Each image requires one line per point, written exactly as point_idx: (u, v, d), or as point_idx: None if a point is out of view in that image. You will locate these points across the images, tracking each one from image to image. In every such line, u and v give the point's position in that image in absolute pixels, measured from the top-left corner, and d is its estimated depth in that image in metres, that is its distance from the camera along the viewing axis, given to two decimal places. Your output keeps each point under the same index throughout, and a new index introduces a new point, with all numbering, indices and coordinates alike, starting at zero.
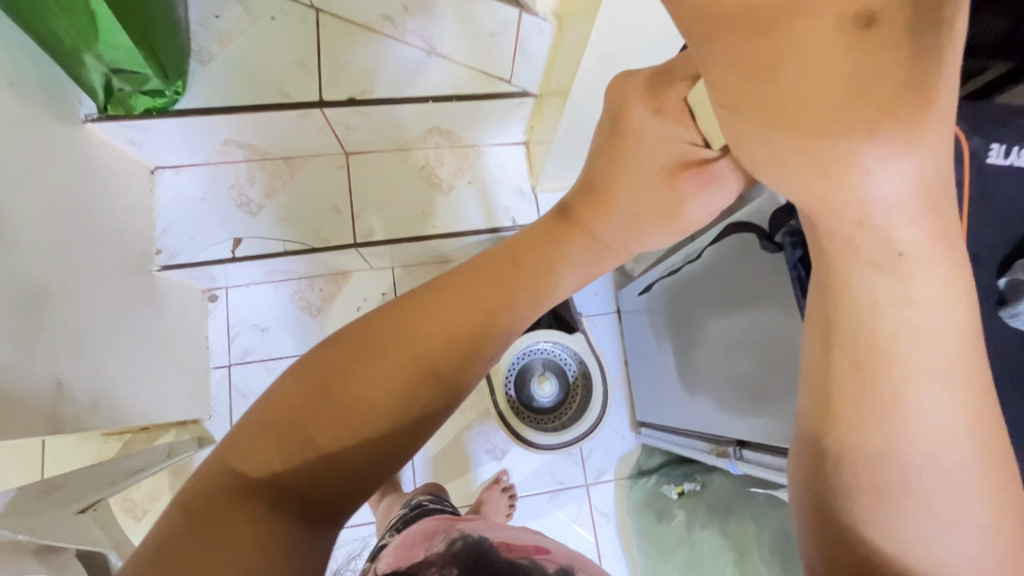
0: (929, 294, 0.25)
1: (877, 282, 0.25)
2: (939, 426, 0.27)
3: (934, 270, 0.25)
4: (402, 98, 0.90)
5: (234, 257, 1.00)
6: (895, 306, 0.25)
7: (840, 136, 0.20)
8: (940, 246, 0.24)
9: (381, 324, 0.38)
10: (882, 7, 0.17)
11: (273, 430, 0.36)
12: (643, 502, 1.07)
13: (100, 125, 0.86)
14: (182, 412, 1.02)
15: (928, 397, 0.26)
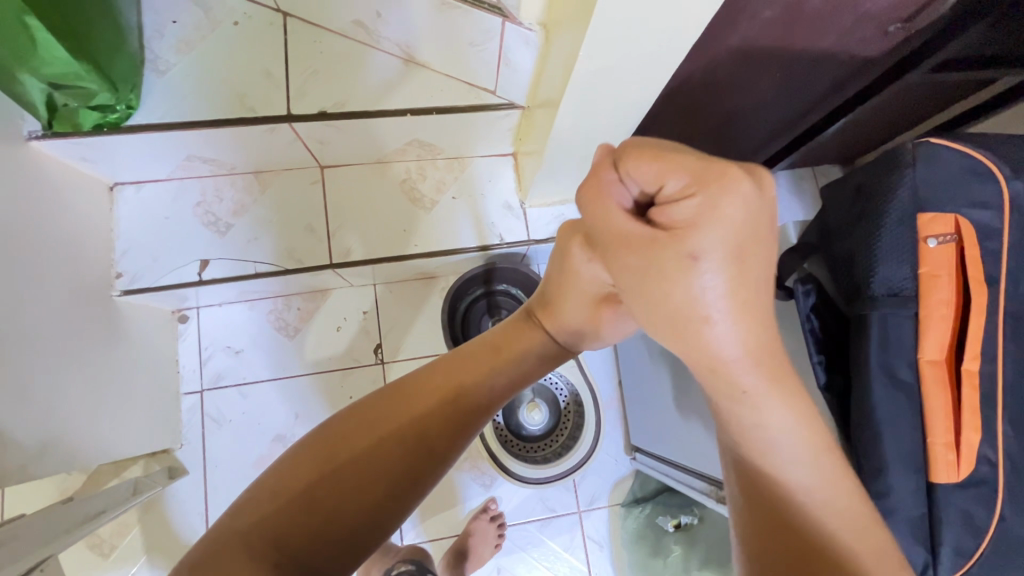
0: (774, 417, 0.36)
1: (738, 409, 0.36)
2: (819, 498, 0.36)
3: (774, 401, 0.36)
4: (379, 112, 0.83)
5: (202, 281, 0.94)
6: (754, 416, 0.36)
7: (690, 319, 0.34)
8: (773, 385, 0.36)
9: (385, 397, 0.44)
10: (704, 254, 0.32)
11: (281, 492, 0.39)
12: (638, 533, 1.02)
13: (47, 142, 0.79)
14: (149, 444, 0.96)
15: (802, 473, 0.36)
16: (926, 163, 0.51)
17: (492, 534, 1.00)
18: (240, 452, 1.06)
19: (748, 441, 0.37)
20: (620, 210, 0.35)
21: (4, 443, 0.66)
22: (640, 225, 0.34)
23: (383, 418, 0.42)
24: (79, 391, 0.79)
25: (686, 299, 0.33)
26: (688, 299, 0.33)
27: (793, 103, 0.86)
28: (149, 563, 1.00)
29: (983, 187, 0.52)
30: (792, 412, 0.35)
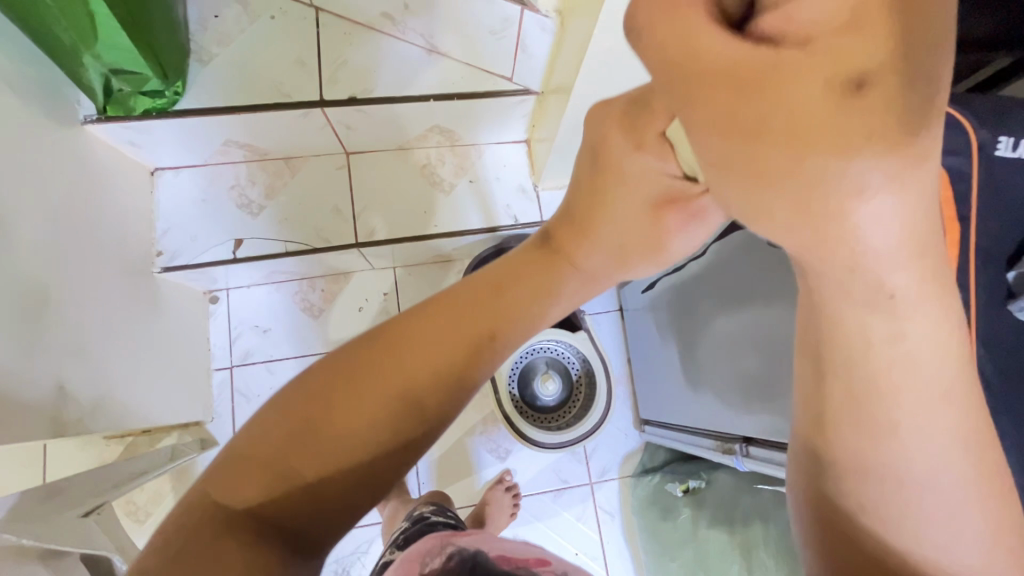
0: (919, 333, 0.25)
1: (871, 323, 0.24)
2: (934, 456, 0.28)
3: (922, 310, 0.24)
4: (402, 98, 0.90)
5: (236, 259, 0.99)
6: (888, 344, 0.25)
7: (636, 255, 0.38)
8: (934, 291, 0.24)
9: (368, 349, 0.37)
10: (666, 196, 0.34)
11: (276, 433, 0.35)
12: (648, 500, 1.07)
13: (101, 126, 0.86)
14: (183, 415, 1.02)
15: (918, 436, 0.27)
16: None
17: (508, 503, 1.03)
18: None
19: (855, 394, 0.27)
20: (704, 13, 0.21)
21: (63, 396, 0.71)
22: (739, 36, 0.20)
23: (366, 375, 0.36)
24: (124, 357, 0.85)
25: (837, 146, 0.19)
26: (846, 145, 0.19)
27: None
28: None
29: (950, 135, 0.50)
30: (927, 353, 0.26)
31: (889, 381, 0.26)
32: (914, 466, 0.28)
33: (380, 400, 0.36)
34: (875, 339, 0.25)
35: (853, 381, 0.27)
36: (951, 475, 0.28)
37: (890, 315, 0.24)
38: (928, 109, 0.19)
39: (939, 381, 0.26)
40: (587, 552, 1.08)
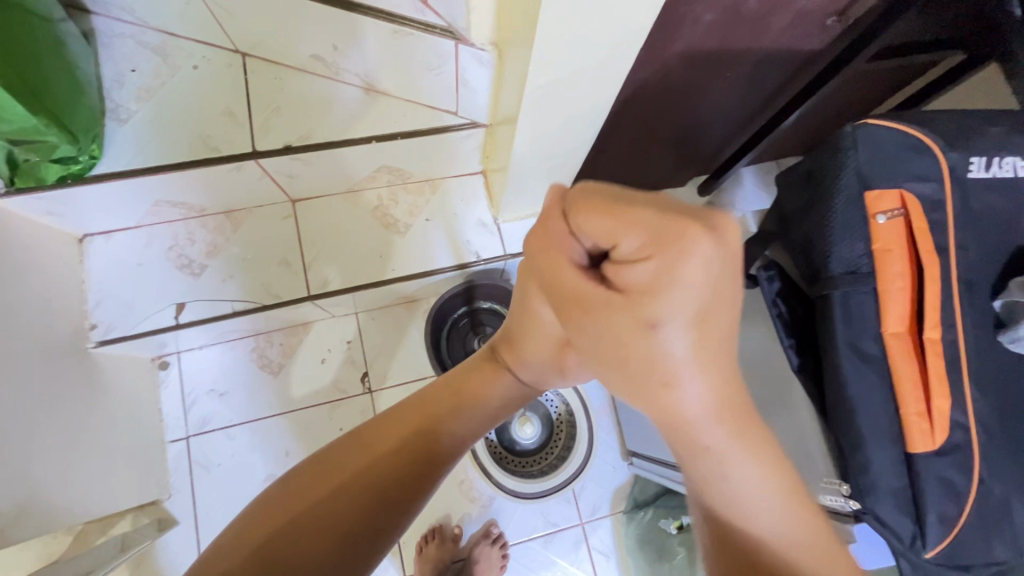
0: (739, 459, 0.36)
1: (706, 455, 0.36)
2: (795, 557, 0.36)
3: (742, 448, 0.36)
4: (342, 141, 0.83)
5: (178, 324, 0.94)
6: (718, 466, 0.37)
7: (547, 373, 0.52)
8: (746, 437, 0.36)
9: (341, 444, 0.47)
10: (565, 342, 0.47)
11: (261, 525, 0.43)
12: (642, 538, 1.01)
13: (9, 200, 0.78)
14: (134, 498, 0.94)
15: (774, 536, 0.36)
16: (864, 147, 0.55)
17: (496, 557, 0.98)
18: (232, 496, 1.04)
19: (716, 497, 0.37)
20: (573, 268, 0.36)
21: None
22: (595, 283, 0.35)
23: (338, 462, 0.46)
24: (56, 448, 0.77)
25: (653, 355, 0.34)
26: (656, 355, 0.34)
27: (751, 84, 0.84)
28: None
29: (924, 161, 0.55)
30: (765, 471, 0.36)
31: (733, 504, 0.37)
32: (784, 558, 0.36)
33: (351, 482, 0.45)
34: (717, 472, 0.37)
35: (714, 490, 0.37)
36: (808, 567, 0.36)
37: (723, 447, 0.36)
38: (676, 304, 0.32)
39: (773, 499, 0.36)
40: None
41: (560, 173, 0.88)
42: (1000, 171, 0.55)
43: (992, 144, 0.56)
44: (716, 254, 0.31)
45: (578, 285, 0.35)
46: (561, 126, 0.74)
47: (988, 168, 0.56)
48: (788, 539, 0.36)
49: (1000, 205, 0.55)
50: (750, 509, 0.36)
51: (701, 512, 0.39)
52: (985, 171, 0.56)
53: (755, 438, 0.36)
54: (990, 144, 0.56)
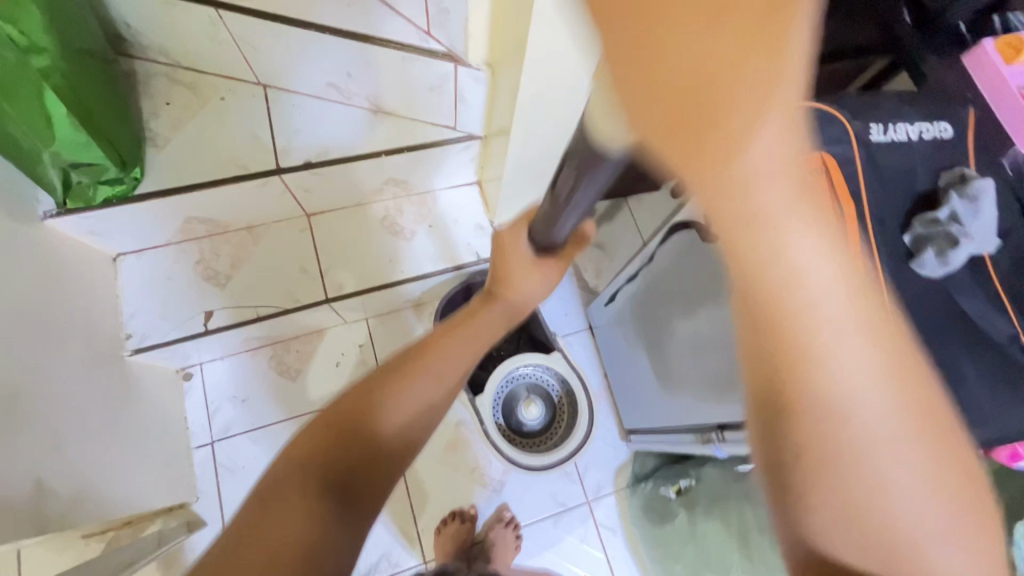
0: (834, 302, 0.31)
1: (809, 313, 0.31)
2: (881, 429, 0.32)
3: (834, 289, 0.31)
4: (355, 156, 0.95)
5: (207, 330, 1.01)
6: (812, 314, 0.31)
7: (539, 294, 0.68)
8: (860, 304, 0.32)
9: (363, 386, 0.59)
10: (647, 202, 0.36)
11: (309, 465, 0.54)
12: (645, 506, 1.08)
13: (60, 219, 0.87)
14: (166, 498, 0.99)
15: (867, 402, 0.32)
16: None
17: (511, 538, 1.05)
18: None
19: (806, 352, 0.32)
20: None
21: (41, 491, 0.70)
22: (699, 43, 0.24)
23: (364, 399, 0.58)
24: (100, 445, 0.84)
25: (746, 173, 0.27)
26: (749, 171, 0.26)
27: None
28: None
29: None
30: (864, 340, 0.32)
31: (842, 416, 0.32)
32: (879, 445, 0.32)
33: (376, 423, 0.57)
34: (802, 307, 0.31)
35: (802, 354, 0.32)
36: (903, 455, 0.32)
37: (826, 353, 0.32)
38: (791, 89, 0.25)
39: (864, 365, 0.32)
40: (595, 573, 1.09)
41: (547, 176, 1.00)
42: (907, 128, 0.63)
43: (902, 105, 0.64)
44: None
45: (670, 58, 0.25)
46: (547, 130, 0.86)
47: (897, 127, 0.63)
48: (879, 409, 0.32)
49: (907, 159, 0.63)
50: (866, 420, 0.32)
51: (791, 403, 0.33)
52: (885, 136, 0.56)
53: (866, 342, 0.32)
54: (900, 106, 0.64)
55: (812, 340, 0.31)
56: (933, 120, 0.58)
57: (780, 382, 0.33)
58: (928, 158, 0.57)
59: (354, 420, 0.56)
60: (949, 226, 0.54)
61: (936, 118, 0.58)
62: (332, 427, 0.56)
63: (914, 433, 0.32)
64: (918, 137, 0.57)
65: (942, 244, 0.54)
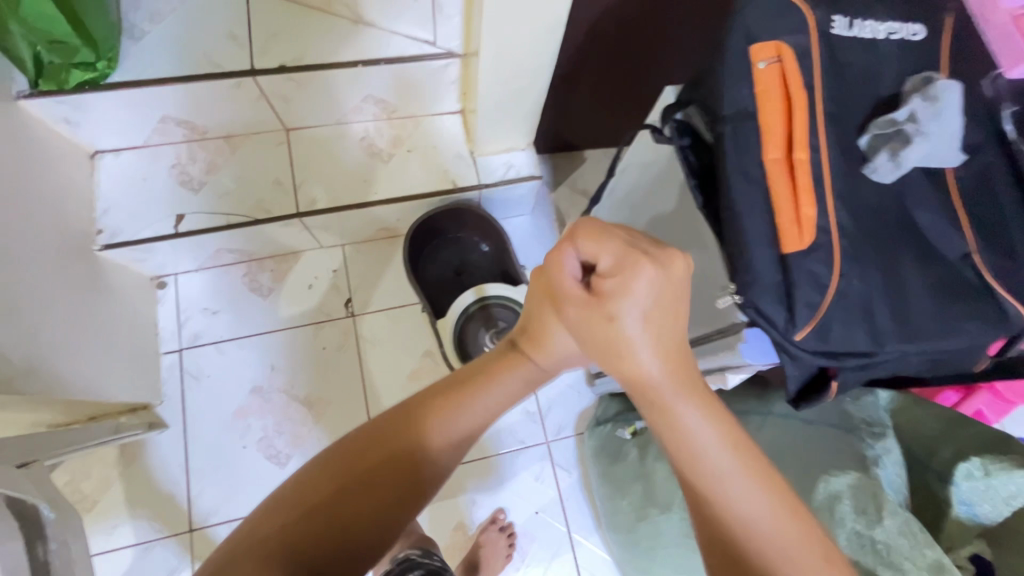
0: (758, 503, 0.43)
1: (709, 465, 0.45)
2: (775, 548, 0.42)
3: (757, 499, 0.44)
4: (332, 63, 0.96)
5: (177, 233, 1.01)
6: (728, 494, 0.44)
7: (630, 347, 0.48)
8: (758, 480, 0.44)
9: (373, 434, 0.49)
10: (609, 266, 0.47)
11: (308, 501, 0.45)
12: (598, 447, 1.03)
13: (33, 101, 0.88)
14: (130, 393, 1.01)
15: (756, 508, 0.43)
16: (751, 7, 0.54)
17: (503, 544, 1.04)
18: (219, 406, 1.10)
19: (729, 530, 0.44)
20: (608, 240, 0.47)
21: None
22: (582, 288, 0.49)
23: (382, 453, 0.48)
24: (62, 322, 0.87)
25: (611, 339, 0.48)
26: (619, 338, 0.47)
27: (680, 45, 0.93)
28: (131, 517, 1.03)
29: (792, 17, 0.53)
30: (781, 524, 0.43)
31: (690, 452, 0.45)
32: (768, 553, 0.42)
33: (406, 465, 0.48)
34: (725, 499, 0.44)
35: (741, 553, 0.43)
36: None
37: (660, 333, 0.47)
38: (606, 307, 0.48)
39: (780, 540, 0.42)
40: (547, 511, 1.09)
41: (526, 100, 0.97)
42: (860, 31, 0.55)
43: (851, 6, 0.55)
44: (660, 273, 0.46)
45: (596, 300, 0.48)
46: (518, 44, 0.85)
47: (849, 27, 0.55)
48: (755, 507, 0.43)
49: (860, 61, 0.55)
50: (756, 527, 0.43)
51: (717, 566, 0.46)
52: (849, 30, 0.55)
53: (666, 332, 0.47)
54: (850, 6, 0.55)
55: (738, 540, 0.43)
56: (905, 21, 0.56)
57: (656, 406, 0.47)
58: (895, 58, 0.55)
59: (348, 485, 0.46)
60: (906, 126, 0.52)
61: (908, 21, 0.56)
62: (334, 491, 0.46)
63: (753, 473, 0.44)
64: (885, 37, 0.55)
65: (894, 143, 0.52)
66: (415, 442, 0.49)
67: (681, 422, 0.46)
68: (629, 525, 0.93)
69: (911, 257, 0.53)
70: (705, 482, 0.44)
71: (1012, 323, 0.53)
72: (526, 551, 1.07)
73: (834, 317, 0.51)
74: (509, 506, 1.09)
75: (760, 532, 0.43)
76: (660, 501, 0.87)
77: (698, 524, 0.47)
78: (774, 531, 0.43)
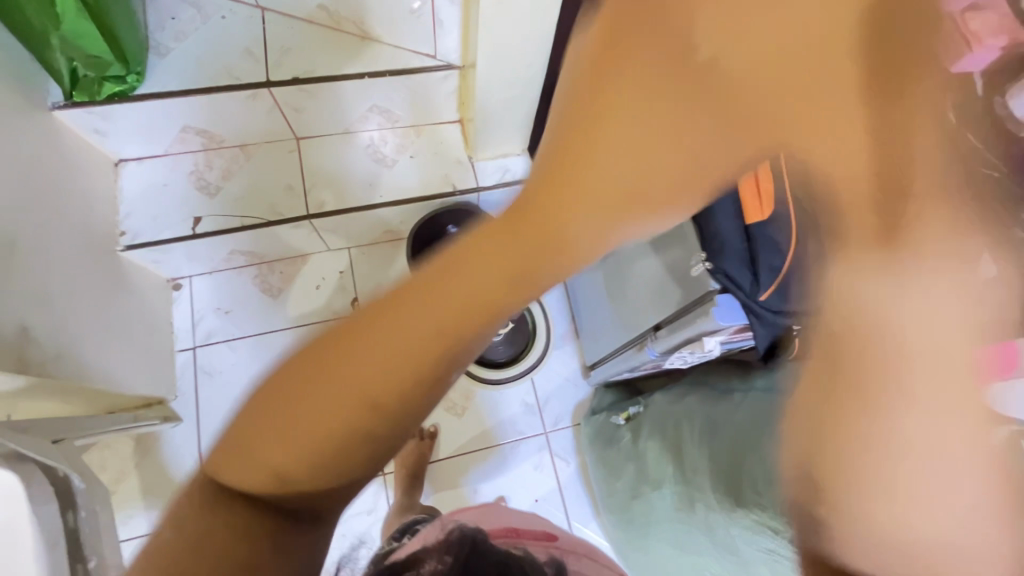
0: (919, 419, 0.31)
1: (878, 332, 0.31)
2: (926, 451, 0.31)
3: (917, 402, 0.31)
4: (340, 76, 1.05)
5: (195, 234, 1.08)
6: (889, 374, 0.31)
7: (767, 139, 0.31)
8: (934, 344, 0.30)
9: (335, 338, 0.32)
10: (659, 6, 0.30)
11: (263, 424, 0.33)
12: (595, 435, 1.09)
13: (66, 112, 0.96)
14: (146, 387, 1.06)
15: (913, 412, 0.31)
16: None
17: None
18: (231, 400, 1.15)
19: (872, 435, 0.32)
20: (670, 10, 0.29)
21: (26, 337, 0.78)
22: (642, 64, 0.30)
23: (342, 363, 0.32)
24: (89, 315, 0.93)
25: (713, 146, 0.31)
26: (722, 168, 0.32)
27: None
28: (146, 507, 1.07)
29: None
30: (945, 410, 0.30)
31: (866, 334, 0.31)
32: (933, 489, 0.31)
33: (366, 379, 0.32)
34: (889, 409, 0.31)
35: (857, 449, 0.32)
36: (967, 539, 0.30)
37: (925, 128, 0.27)
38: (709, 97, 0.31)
39: (931, 442, 0.31)
40: (546, 498, 1.13)
41: (520, 107, 1.04)
42: None
43: None
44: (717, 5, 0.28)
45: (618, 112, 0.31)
46: (512, 55, 0.92)
47: None
48: (918, 420, 0.31)
49: None
50: (905, 432, 0.31)
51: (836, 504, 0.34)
52: None
53: (800, 150, 0.30)
54: None
55: (879, 440, 0.31)
56: None
57: (792, 242, 0.31)
58: None
59: (314, 441, 0.32)
60: None
61: None
62: (286, 407, 0.32)
63: (948, 390, 0.30)
64: None
65: None
66: (392, 334, 0.32)
67: (890, 304, 0.30)
68: (624, 505, 0.97)
69: None
70: (865, 385, 0.31)
71: None
72: None
73: None
74: (509, 494, 1.13)
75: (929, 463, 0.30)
76: (652, 478, 0.92)
77: (804, 437, 0.35)
78: (936, 427, 0.30)
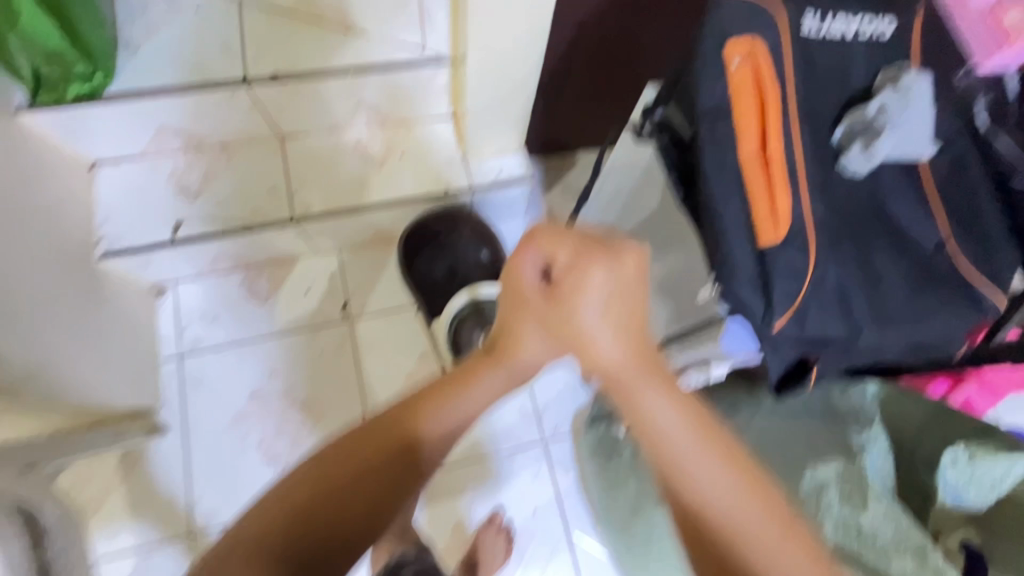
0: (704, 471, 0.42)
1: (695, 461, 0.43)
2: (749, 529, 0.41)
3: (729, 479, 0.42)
4: (323, 72, 0.99)
5: (175, 241, 1.03)
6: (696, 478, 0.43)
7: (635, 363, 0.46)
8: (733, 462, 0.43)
9: (349, 442, 0.46)
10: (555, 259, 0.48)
11: (279, 506, 0.44)
12: (594, 445, 1.03)
13: (33, 114, 0.91)
14: (129, 399, 1.02)
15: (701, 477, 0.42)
16: (723, 6, 0.56)
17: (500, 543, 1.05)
18: (219, 411, 1.12)
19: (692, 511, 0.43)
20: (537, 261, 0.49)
21: None
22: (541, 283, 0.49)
23: (356, 458, 0.45)
24: (64, 329, 0.89)
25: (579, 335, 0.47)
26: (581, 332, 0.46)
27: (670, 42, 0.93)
28: (134, 522, 1.04)
29: (765, 15, 0.56)
30: (729, 476, 0.42)
31: (655, 439, 0.44)
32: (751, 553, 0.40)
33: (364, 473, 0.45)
34: (685, 476, 0.43)
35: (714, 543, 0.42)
36: None
37: (606, 316, 0.46)
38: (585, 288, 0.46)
39: (748, 517, 0.41)
40: (545, 510, 1.10)
41: (514, 104, 0.98)
42: (831, 26, 0.57)
43: (823, 0, 0.57)
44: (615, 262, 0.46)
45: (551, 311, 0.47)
46: (504, 47, 0.86)
47: (822, 21, 0.56)
48: (708, 473, 0.42)
49: (831, 56, 0.57)
50: (712, 502, 0.41)
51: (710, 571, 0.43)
52: (821, 26, 0.56)
53: (625, 320, 0.46)
54: (823, 1, 0.57)
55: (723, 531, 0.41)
56: (877, 14, 0.57)
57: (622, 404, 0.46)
58: (865, 54, 0.57)
59: (310, 518, 0.43)
60: (878, 120, 0.55)
61: (880, 12, 0.57)
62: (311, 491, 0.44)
63: (712, 448, 0.43)
64: (857, 33, 0.57)
65: (868, 135, 0.55)
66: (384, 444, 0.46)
67: (647, 408, 0.44)
68: (625, 521, 0.94)
69: (882, 248, 0.56)
70: (669, 462, 0.43)
71: (983, 308, 0.55)
72: (525, 550, 1.08)
73: (811, 305, 0.54)
74: (507, 506, 1.10)
75: (718, 509, 0.41)
76: (654, 496, 0.88)
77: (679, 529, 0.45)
78: (737, 507, 0.41)
